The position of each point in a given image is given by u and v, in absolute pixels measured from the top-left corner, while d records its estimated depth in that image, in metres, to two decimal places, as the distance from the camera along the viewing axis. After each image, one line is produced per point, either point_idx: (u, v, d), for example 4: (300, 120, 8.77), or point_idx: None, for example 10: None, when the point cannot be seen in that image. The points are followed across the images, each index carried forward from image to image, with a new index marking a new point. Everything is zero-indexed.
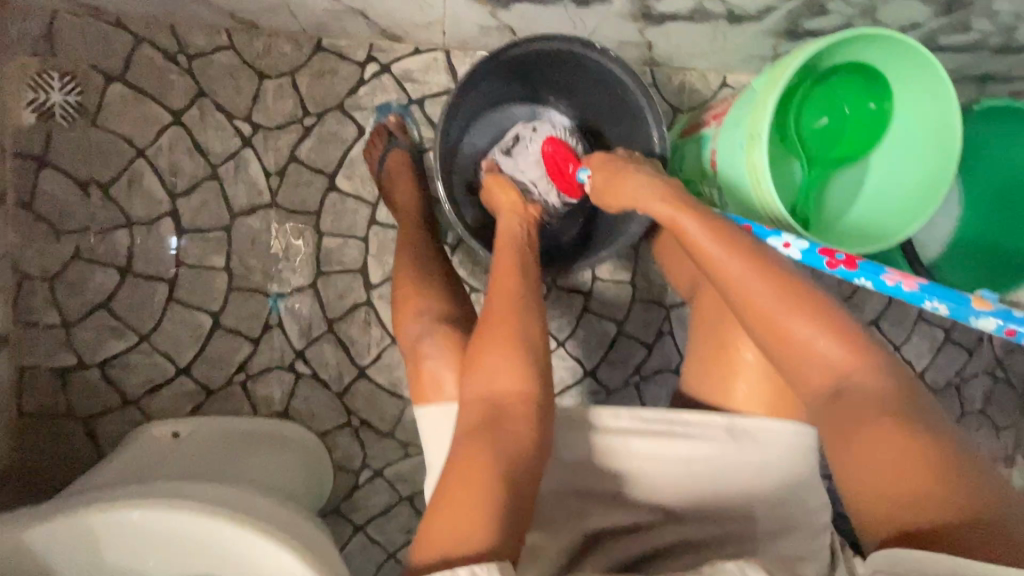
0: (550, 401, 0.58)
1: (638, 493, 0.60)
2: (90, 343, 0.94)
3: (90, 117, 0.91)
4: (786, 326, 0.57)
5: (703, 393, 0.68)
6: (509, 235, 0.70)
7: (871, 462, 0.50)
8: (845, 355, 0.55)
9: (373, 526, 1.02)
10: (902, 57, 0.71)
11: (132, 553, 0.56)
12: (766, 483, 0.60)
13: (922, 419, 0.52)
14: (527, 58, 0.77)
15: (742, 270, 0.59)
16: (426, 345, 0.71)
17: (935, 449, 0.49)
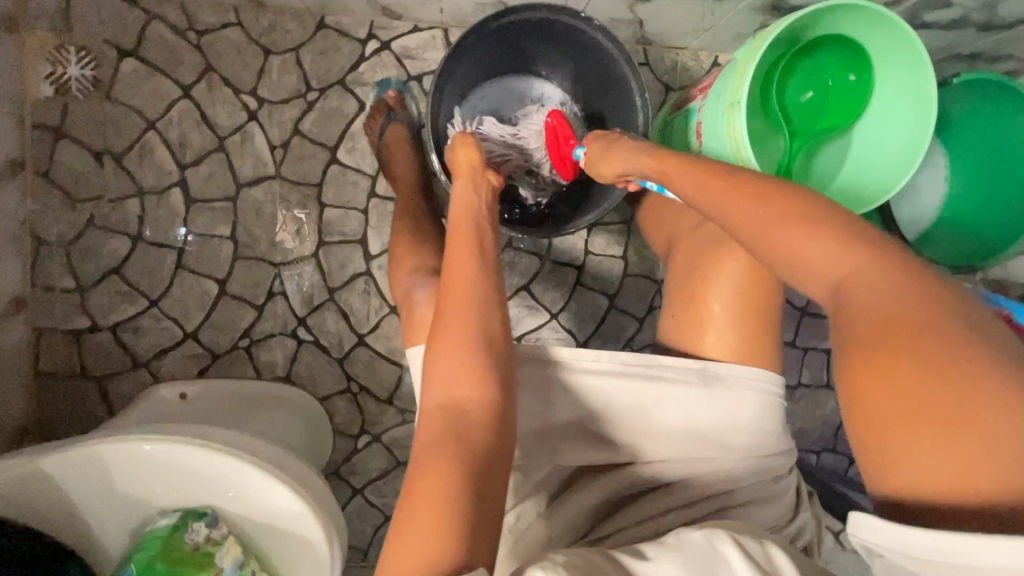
0: (502, 391, 0.58)
1: (612, 431, 0.66)
2: (103, 307, 0.98)
3: (105, 90, 0.96)
4: (780, 248, 0.57)
5: (677, 341, 0.75)
6: (472, 219, 0.69)
7: (870, 380, 0.49)
8: (837, 257, 0.54)
9: (371, 489, 1.06)
10: (882, 27, 0.73)
11: (141, 481, 0.61)
12: (730, 427, 0.66)
13: (934, 320, 0.48)
14: (518, 30, 0.80)
15: (730, 201, 0.60)
16: (419, 293, 0.76)
17: (941, 355, 0.46)
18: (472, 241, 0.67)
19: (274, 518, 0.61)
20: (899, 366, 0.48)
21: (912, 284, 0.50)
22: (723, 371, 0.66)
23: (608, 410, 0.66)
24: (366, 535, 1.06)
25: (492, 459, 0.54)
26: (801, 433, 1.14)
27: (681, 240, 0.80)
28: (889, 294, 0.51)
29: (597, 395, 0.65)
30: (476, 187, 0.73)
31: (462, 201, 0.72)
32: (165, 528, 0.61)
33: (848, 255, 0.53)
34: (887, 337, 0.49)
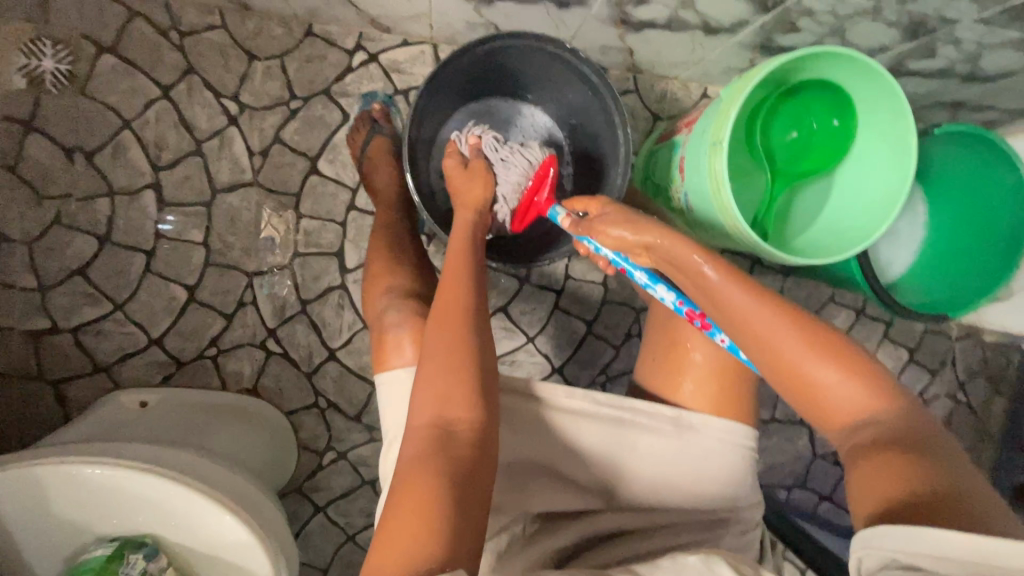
0: (491, 412, 0.57)
1: (584, 478, 0.66)
2: (64, 308, 0.95)
3: (80, 86, 0.93)
4: (797, 369, 0.55)
5: (655, 386, 0.75)
6: (465, 242, 0.70)
7: (891, 488, 0.48)
8: (851, 388, 0.54)
9: (333, 507, 1.04)
10: (861, 73, 0.73)
11: (78, 506, 0.58)
12: (700, 477, 0.67)
13: (946, 455, 0.49)
14: (503, 55, 0.79)
15: (762, 313, 0.56)
16: (393, 316, 0.74)
17: (963, 481, 0.47)
18: (470, 265, 0.67)
19: (220, 547, 0.60)
20: (919, 479, 0.47)
21: (918, 423, 0.52)
22: (697, 421, 0.68)
23: (579, 452, 0.66)
24: (326, 554, 1.03)
25: (480, 471, 0.53)
26: (772, 468, 1.14)
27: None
28: (898, 427, 0.52)
29: (565, 434, 0.65)
30: (477, 215, 0.74)
31: (462, 225, 0.73)
32: (99, 560, 0.58)
33: (864, 386, 0.54)
34: (902, 456, 0.49)
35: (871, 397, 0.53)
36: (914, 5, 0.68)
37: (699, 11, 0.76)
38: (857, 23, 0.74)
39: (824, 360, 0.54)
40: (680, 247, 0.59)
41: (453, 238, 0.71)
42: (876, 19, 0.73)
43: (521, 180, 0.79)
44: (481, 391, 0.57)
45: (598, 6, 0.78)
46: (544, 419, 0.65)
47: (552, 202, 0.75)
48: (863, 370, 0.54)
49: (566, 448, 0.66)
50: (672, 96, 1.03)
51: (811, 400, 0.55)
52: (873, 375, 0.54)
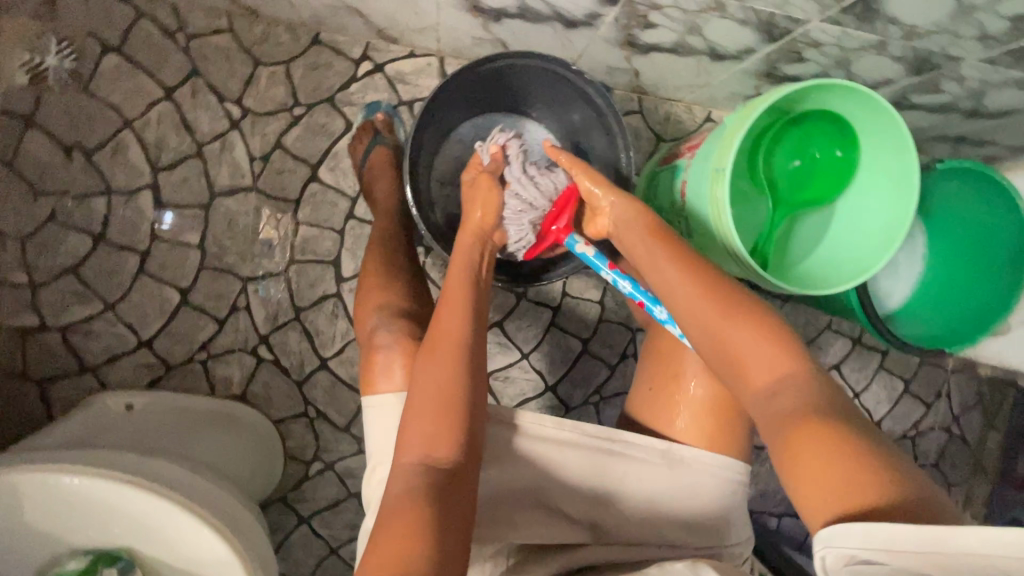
0: (476, 455, 0.58)
1: (573, 511, 0.65)
2: (54, 306, 0.94)
3: (82, 83, 0.93)
4: (723, 337, 0.61)
5: (649, 419, 0.74)
6: (462, 268, 0.69)
7: (806, 453, 0.50)
8: (775, 359, 0.58)
9: (318, 519, 1.02)
10: (867, 107, 0.73)
11: (54, 514, 0.57)
12: (690, 512, 0.67)
13: (853, 420, 0.52)
14: (509, 74, 0.80)
15: (696, 280, 0.63)
16: (383, 335, 0.73)
17: (869, 444, 0.49)
18: (466, 292, 0.67)
19: (199, 561, 0.58)
20: (828, 440, 0.50)
21: (836, 396, 0.55)
22: (687, 455, 0.67)
23: (567, 484, 0.65)
24: (308, 566, 1.02)
25: (465, 512, 0.54)
26: (764, 495, 1.13)
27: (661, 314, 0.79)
28: (816, 396, 0.55)
29: (552, 465, 0.64)
30: (479, 246, 0.72)
31: (463, 254, 0.71)
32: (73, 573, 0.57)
33: (785, 356, 0.58)
34: (814, 418, 0.52)
35: (790, 365, 0.58)
36: (919, 41, 0.68)
37: (706, 37, 0.76)
38: (862, 56, 0.74)
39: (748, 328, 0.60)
40: (635, 214, 0.70)
41: (451, 267, 0.70)
42: (881, 53, 0.73)
43: (546, 206, 0.76)
44: (468, 437, 0.57)
45: (606, 27, 0.78)
46: (530, 449, 0.64)
47: (568, 228, 0.77)
48: (785, 342, 0.59)
49: (556, 479, 0.64)
50: (676, 118, 1.03)
51: (739, 370, 0.60)
52: (794, 348, 0.59)
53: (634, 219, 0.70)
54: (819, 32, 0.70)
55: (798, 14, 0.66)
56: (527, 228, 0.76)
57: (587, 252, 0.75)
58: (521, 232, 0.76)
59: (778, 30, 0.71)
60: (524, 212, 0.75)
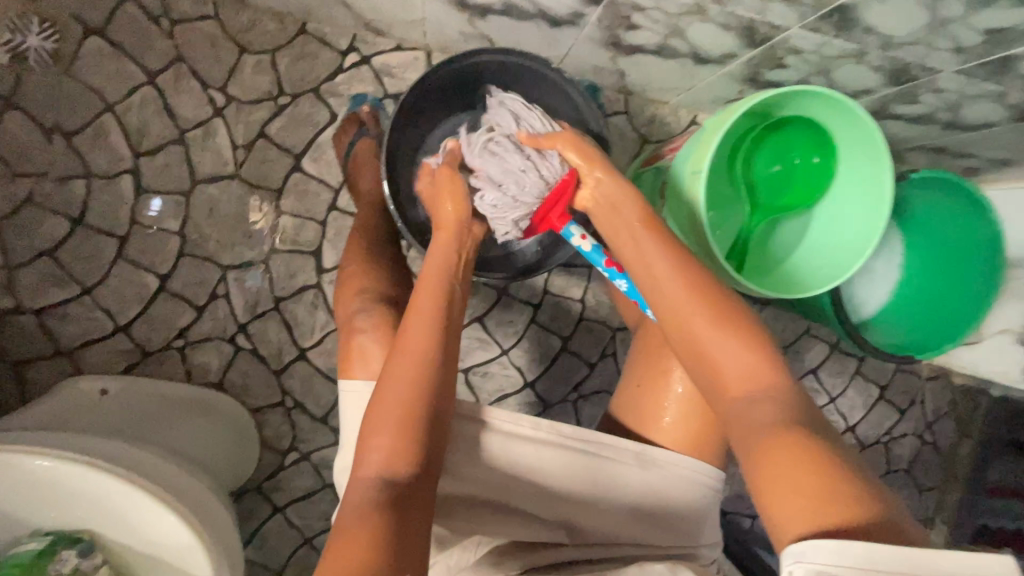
0: (436, 467, 0.59)
1: (549, 509, 0.65)
2: (30, 289, 0.93)
3: (64, 65, 0.92)
4: (699, 333, 0.61)
5: (630, 417, 0.76)
6: (439, 273, 0.69)
7: (773, 457, 0.50)
8: (756, 368, 0.57)
9: (292, 508, 1.02)
10: (844, 116, 0.74)
11: (16, 495, 0.57)
12: (663, 513, 0.68)
13: (829, 436, 0.51)
14: (489, 76, 0.80)
15: (680, 272, 0.63)
16: (363, 320, 0.73)
17: (840, 456, 0.49)
18: (440, 298, 0.67)
19: (162, 547, 0.58)
20: (797, 448, 0.49)
21: (808, 406, 0.55)
22: (660, 457, 0.68)
23: (538, 481, 0.65)
24: (281, 556, 1.02)
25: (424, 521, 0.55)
26: (738, 496, 1.14)
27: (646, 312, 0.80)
28: (787, 401, 0.55)
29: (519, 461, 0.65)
30: (459, 243, 0.72)
31: (436, 257, 0.70)
32: (29, 555, 0.56)
33: (761, 359, 0.58)
34: (783, 425, 0.52)
35: (764, 368, 0.57)
36: (896, 52, 0.69)
37: (689, 40, 0.76)
38: (841, 64, 0.75)
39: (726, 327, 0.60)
40: (627, 197, 0.69)
41: (424, 273, 0.69)
42: (860, 62, 0.73)
43: (535, 202, 0.73)
44: (430, 450, 0.59)
45: (590, 27, 0.78)
46: (492, 445, 0.64)
47: (564, 220, 0.75)
48: (762, 344, 0.59)
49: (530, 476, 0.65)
50: (662, 120, 1.04)
51: (710, 367, 0.60)
52: (770, 351, 0.58)
53: (626, 204, 0.69)
54: (800, 38, 0.70)
55: (778, 20, 0.67)
56: (510, 225, 0.75)
57: (585, 245, 0.73)
58: (506, 228, 0.75)
59: (759, 35, 0.71)
60: (502, 216, 0.74)
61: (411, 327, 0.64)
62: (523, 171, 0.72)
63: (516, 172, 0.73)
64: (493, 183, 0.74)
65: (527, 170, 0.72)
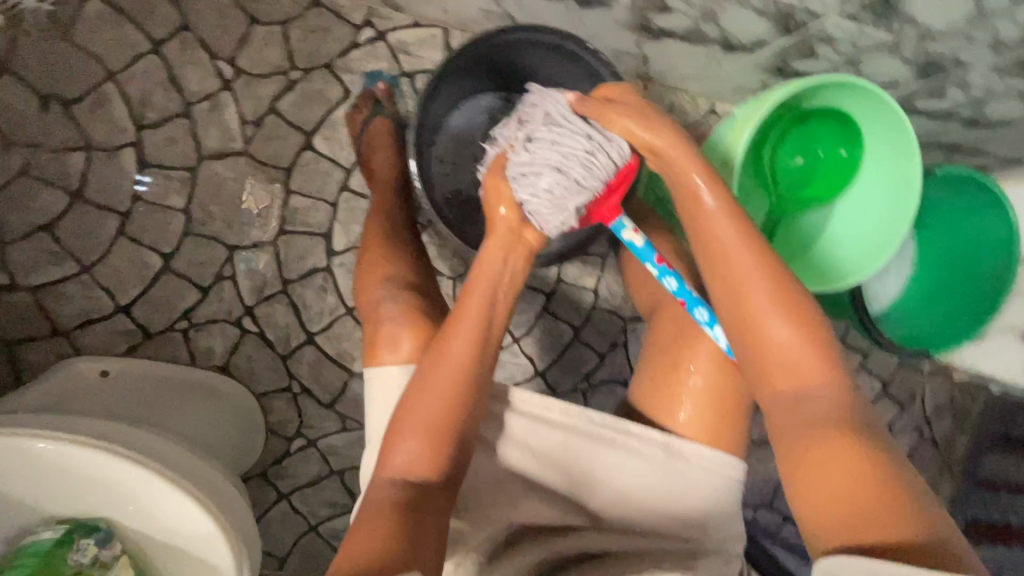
0: (460, 474, 0.61)
1: (572, 494, 0.67)
2: (25, 265, 0.89)
3: (63, 29, 0.87)
4: (758, 322, 0.57)
5: (648, 408, 0.73)
6: (487, 275, 0.64)
7: (817, 462, 0.50)
8: (813, 367, 0.55)
9: (298, 496, 1.00)
10: (876, 109, 0.73)
11: (27, 480, 0.55)
12: (686, 509, 0.67)
13: (880, 445, 0.50)
14: (523, 54, 0.78)
15: (747, 262, 0.58)
16: (389, 307, 0.72)
17: (894, 472, 0.48)
18: (483, 298, 0.63)
19: (180, 537, 0.57)
20: (849, 462, 0.49)
21: (864, 414, 0.53)
22: (689, 451, 0.67)
23: (547, 460, 0.67)
24: (285, 544, 1.00)
25: (435, 526, 0.56)
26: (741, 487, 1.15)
27: (667, 302, 0.77)
28: (837, 405, 0.53)
29: (522, 439, 0.67)
30: (507, 247, 0.65)
31: (489, 263, 0.64)
32: (47, 543, 0.56)
33: (818, 353, 0.55)
34: (837, 431, 0.51)
35: (824, 375, 0.55)
36: (932, 44, 0.68)
37: (721, 25, 0.74)
38: (873, 55, 0.74)
39: (792, 326, 0.56)
40: (692, 167, 0.61)
41: (472, 275, 0.65)
42: (893, 54, 0.72)
43: (598, 188, 0.64)
44: (452, 456, 0.60)
45: (620, 8, 0.76)
46: (517, 426, 0.67)
47: (616, 212, 0.68)
48: (827, 353, 0.55)
49: (543, 456, 0.67)
50: (681, 109, 1.02)
51: (760, 356, 0.57)
52: (831, 354, 0.55)
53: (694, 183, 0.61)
54: (835, 27, 0.69)
55: (816, 6, 0.65)
56: (571, 214, 0.64)
57: (635, 240, 0.70)
58: (564, 218, 0.64)
59: (794, 23, 0.69)
60: (566, 204, 0.63)
61: (455, 323, 0.62)
62: (589, 153, 0.64)
63: (581, 154, 0.63)
64: (552, 166, 0.63)
65: (591, 152, 0.64)
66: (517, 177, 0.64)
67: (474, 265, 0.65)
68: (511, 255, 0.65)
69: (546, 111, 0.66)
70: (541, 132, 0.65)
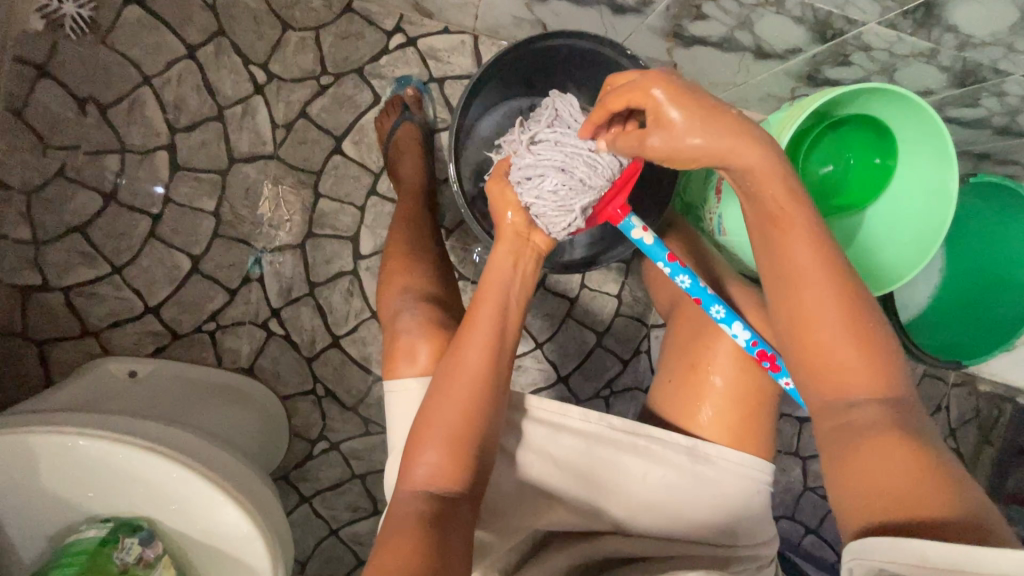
0: (484, 482, 0.59)
1: (599, 504, 0.65)
2: (59, 266, 0.89)
3: (101, 34, 0.88)
4: (816, 323, 0.53)
5: (669, 413, 0.71)
6: (498, 279, 0.62)
7: (864, 462, 0.48)
8: (871, 373, 0.52)
9: (320, 499, 1.00)
10: (914, 115, 0.73)
11: (70, 478, 0.56)
12: (715, 513, 0.65)
13: (938, 454, 0.47)
14: (558, 62, 0.77)
15: (808, 255, 0.54)
16: (406, 319, 0.70)
17: (946, 469, 0.45)
18: (497, 303, 0.61)
19: (220, 538, 0.57)
20: (901, 465, 0.46)
21: (920, 421, 0.50)
22: (713, 454, 0.65)
23: (567, 468, 0.64)
24: (307, 547, 1.00)
25: (462, 539, 0.53)
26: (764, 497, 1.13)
27: (684, 301, 0.75)
28: (892, 413, 0.50)
29: (542, 448, 0.64)
30: (517, 251, 0.63)
31: (499, 268, 0.63)
32: (92, 543, 0.56)
33: (876, 359, 0.52)
34: (892, 436, 0.48)
35: (878, 378, 0.52)
36: (971, 52, 0.67)
37: (756, 32, 0.75)
38: (909, 63, 0.74)
39: (850, 326, 0.52)
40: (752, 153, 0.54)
41: (483, 282, 0.63)
42: (930, 62, 0.72)
43: (604, 186, 0.61)
44: (474, 467, 0.57)
45: (654, 16, 0.77)
46: (536, 434, 0.64)
47: (626, 210, 0.66)
48: (883, 355, 0.52)
49: (564, 465, 0.64)
50: None
51: (813, 358, 0.54)
52: (889, 360, 0.52)
53: (765, 175, 0.55)
54: (873, 35, 0.69)
55: (856, 14, 0.65)
56: (577, 215, 0.62)
57: (645, 239, 0.66)
58: (570, 219, 0.62)
59: (831, 29, 0.70)
60: (568, 207, 0.61)
61: (472, 330, 0.60)
62: (593, 156, 0.61)
63: (585, 157, 0.61)
64: (554, 167, 0.61)
65: (595, 154, 0.61)
66: (522, 178, 0.62)
67: (484, 270, 0.64)
68: (523, 259, 0.63)
69: (554, 111, 0.65)
70: (547, 133, 0.63)
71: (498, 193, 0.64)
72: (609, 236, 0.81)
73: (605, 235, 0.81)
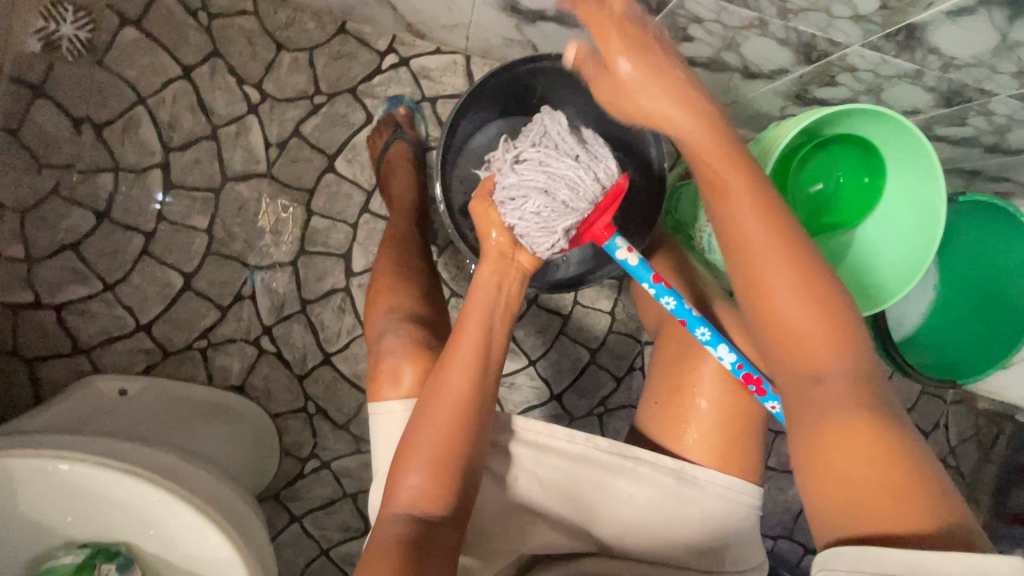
0: (468, 507, 0.58)
1: (586, 524, 0.64)
2: (51, 284, 0.89)
3: (97, 56, 0.90)
4: (769, 285, 0.52)
5: (655, 434, 0.70)
6: (483, 298, 0.62)
7: (830, 439, 0.47)
8: (826, 336, 0.51)
9: (311, 518, 0.99)
10: (899, 135, 0.73)
11: (50, 503, 0.56)
12: (701, 536, 0.64)
13: (895, 426, 0.47)
14: (544, 84, 0.78)
15: (755, 216, 0.53)
16: (390, 340, 0.70)
17: (909, 455, 0.45)
18: (481, 320, 0.62)
19: (201, 563, 0.57)
20: (867, 448, 0.45)
21: (878, 389, 0.49)
22: (701, 476, 0.64)
23: (554, 489, 0.63)
24: (297, 567, 0.98)
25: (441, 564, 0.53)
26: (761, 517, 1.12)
27: (669, 320, 0.75)
28: (853, 380, 0.49)
29: (529, 470, 0.63)
30: (501, 272, 0.64)
31: (484, 288, 0.63)
32: (69, 568, 0.55)
33: (831, 324, 0.51)
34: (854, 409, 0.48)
35: (837, 337, 0.50)
36: (954, 73, 0.68)
37: (742, 53, 0.75)
38: (895, 84, 0.74)
39: (804, 281, 0.51)
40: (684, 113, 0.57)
41: (469, 301, 0.63)
42: (915, 82, 0.72)
43: (587, 209, 0.62)
44: (459, 490, 0.57)
45: None
46: (523, 456, 0.63)
47: (611, 231, 0.65)
48: (840, 314, 0.51)
49: (550, 486, 0.63)
50: None
51: (772, 321, 0.52)
52: (845, 326, 0.51)
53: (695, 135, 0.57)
54: (857, 57, 0.69)
55: (839, 37, 0.66)
56: (560, 236, 0.62)
57: (629, 260, 0.66)
58: (553, 240, 0.62)
59: (816, 51, 0.70)
60: (548, 230, 0.61)
61: (458, 346, 0.61)
62: (573, 183, 0.61)
63: (566, 181, 0.61)
64: (539, 188, 0.61)
65: (576, 180, 0.61)
66: (506, 198, 0.62)
67: (470, 289, 0.64)
68: (508, 279, 0.64)
69: (542, 130, 0.64)
70: (533, 152, 0.62)
71: (482, 216, 0.65)
72: (597, 254, 0.80)
73: (591, 253, 0.81)
